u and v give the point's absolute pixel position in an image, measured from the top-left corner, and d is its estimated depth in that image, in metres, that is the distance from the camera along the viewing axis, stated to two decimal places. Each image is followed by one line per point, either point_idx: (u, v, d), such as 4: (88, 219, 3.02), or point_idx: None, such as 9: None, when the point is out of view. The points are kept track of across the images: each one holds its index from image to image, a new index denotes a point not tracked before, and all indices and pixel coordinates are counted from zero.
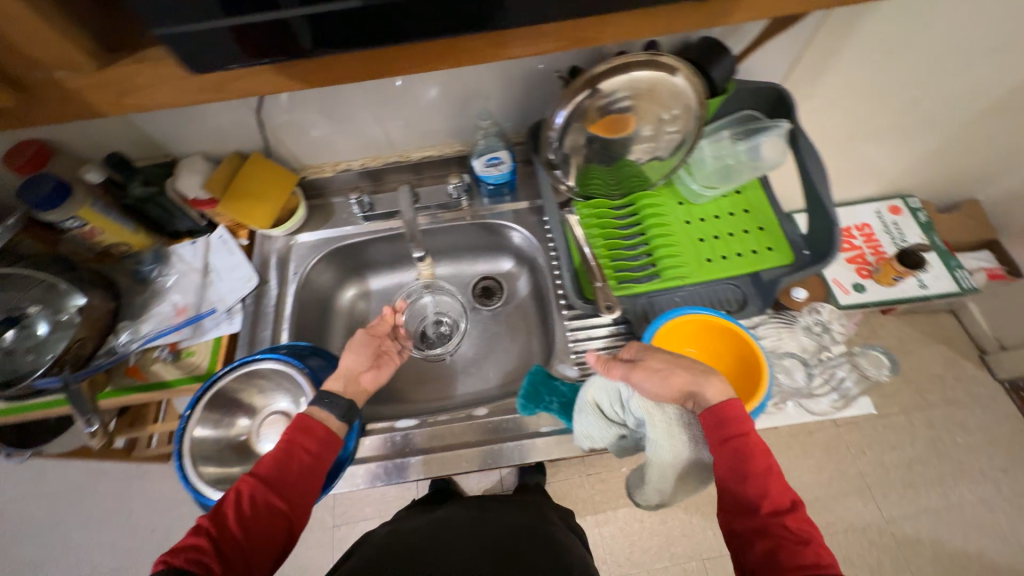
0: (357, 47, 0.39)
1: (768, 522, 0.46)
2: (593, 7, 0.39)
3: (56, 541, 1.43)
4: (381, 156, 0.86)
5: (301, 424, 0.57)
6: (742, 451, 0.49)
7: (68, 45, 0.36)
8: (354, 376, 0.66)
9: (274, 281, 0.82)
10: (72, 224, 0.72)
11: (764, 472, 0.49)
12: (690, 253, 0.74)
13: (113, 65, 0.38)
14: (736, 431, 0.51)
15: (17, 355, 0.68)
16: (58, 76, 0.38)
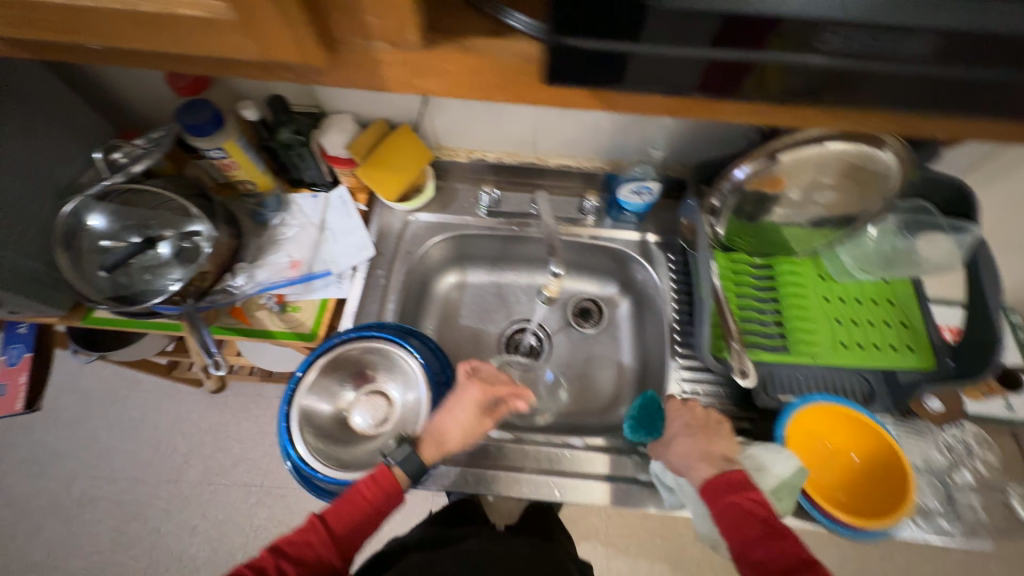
0: (667, 86, 0.39)
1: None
2: (928, 99, 0.38)
3: (77, 437, 1.44)
4: (519, 154, 0.84)
5: (384, 483, 0.52)
6: (740, 513, 0.48)
7: (408, 19, 0.32)
8: (442, 442, 0.56)
9: (388, 254, 0.80)
10: (217, 155, 0.72)
11: (769, 531, 0.46)
12: (824, 333, 0.71)
13: (435, 46, 0.36)
14: (727, 499, 0.49)
15: (136, 272, 0.68)
16: (373, 47, 0.35)
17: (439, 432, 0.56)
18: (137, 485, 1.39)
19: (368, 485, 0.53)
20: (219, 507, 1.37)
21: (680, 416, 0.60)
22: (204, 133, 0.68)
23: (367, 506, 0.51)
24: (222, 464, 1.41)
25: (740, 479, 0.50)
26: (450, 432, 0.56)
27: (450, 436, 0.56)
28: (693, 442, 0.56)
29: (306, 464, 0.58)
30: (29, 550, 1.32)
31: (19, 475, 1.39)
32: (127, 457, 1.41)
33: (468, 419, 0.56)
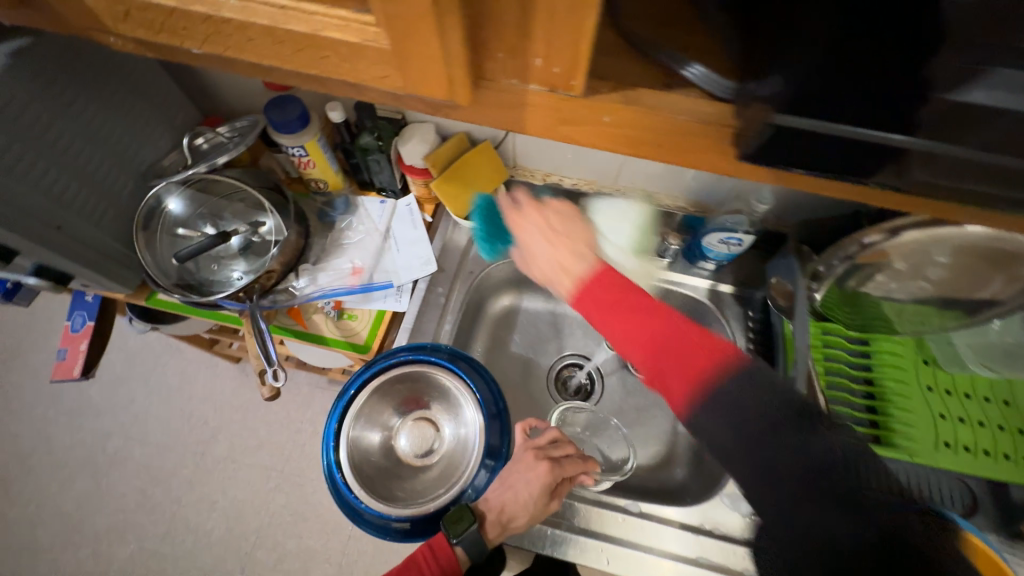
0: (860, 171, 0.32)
1: (659, 363, 0.43)
2: None
3: (117, 394, 1.48)
4: (597, 184, 0.79)
5: (440, 557, 0.50)
6: (626, 314, 0.45)
7: (583, 69, 0.28)
8: (506, 520, 0.53)
9: (450, 271, 0.77)
10: (296, 152, 0.71)
11: (631, 316, 0.45)
12: (925, 429, 0.62)
13: (597, 94, 0.31)
14: (596, 296, 0.47)
15: (205, 261, 0.68)
16: (529, 88, 0.31)
17: (504, 510, 0.53)
18: (166, 450, 1.42)
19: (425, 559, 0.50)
20: (239, 486, 1.38)
21: (536, 221, 0.55)
22: (289, 131, 0.67)
23: None
24: (247, 444, 1.43)
25: (601, 273, 0.48)
26: (515, 512, 0.53)
27: (517, 510, 0.53)
28: (545, 242, 0.53)
29: (351, 493, 0.55)
30: (59, 498, 1.37)
31: (61, 423, 1.44)
32: (160, 421, 1.45)
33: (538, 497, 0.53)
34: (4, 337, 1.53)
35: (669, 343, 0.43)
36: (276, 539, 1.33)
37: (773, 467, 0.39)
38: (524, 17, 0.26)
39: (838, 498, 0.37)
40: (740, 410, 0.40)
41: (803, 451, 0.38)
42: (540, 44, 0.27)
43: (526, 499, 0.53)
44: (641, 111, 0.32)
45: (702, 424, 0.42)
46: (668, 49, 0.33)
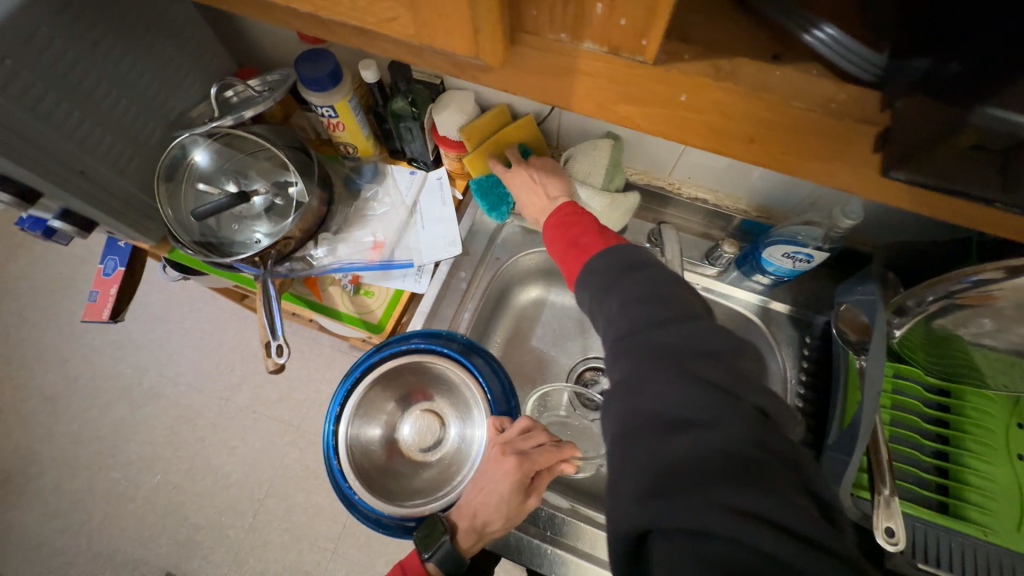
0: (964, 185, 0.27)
1: (570, 255, 0.51)
2: None
3: (155, 333, 1.55)
4: (648, 175, 0.70)
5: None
6: (558, 227, 0.55)
7: (655, 28, 0.23)
8: (481, 529, 0.48)
9: (475, 255, 0.72)
10: (325, 112, 0.66)
11: (558, 225, 0.55)
12: (1006, 505, 0.52)
13: (680, 67, 0.26)
14: (545, 219, 0.58)
15: (226, 220, 0.66)
16: (582, 49, 0.26)
17: (479, 515, 0.48)
18: (194, 393, 1.48)
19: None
20: (258, 435, 1.43)
21: (521, 177, 0.63)
22: (319, 88, 0.62)
23: None
24: (268, 396, 1.47)
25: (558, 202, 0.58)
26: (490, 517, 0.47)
27: (487, 514, 0.47)
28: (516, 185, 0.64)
29: (344, 481, 0.53)
30: (99, 422, 1.47)
31: (106, 352, 1.54)
32: (192, 364, 1.51)
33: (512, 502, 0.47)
34: (61, 265, 1.63)
35: (580, 241, 0.51)
36: (286, 490, 1.38)
37: (657, 460, 0.32)
38: None
39: (734, 499, 0.29)
40: (606, 278, 0.45)
41: (691, 438, 0.32)
42: None
43: (500, 503, 0.47)
44: (728, 90, 0.27)
45: (588, 303, 0.47)
46: (794, 12, 0.27)
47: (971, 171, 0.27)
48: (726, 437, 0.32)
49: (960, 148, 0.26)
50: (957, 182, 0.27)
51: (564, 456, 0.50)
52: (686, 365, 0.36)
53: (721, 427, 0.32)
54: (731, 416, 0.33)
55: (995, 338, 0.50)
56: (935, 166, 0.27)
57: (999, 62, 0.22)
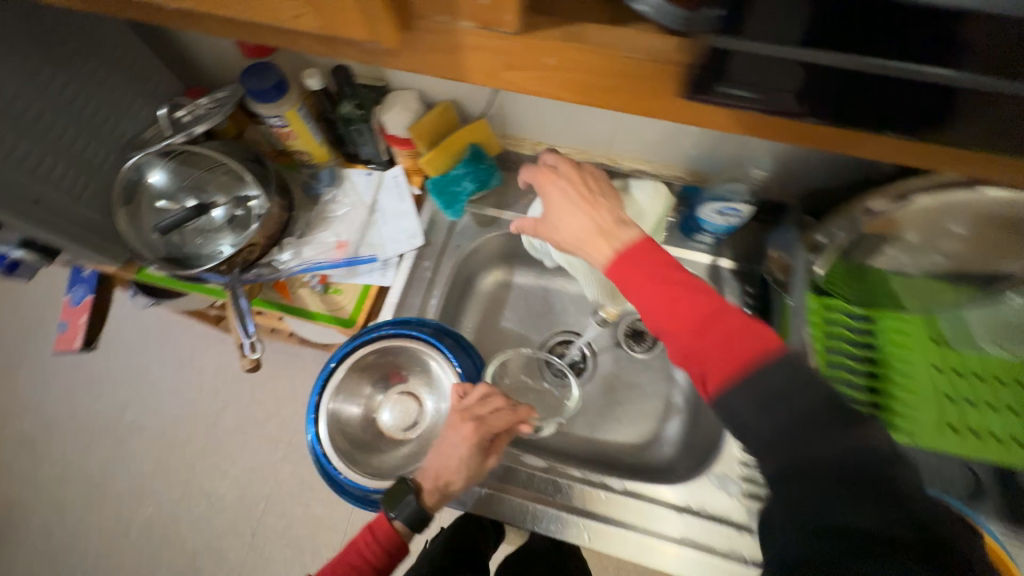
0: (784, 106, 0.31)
1: (706, 337, 0.39)
2: None
3: (133, 367, 1.53)
4: (590, 153, 0.75)
5: (381, 540, 0.50)
6: (666, 287, 0.42)
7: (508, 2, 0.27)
8: (444, 485, 0.51)
9: (436, 246, 0.74)
10: (276, 122, 0.69)
11: (680, 291, 0.42)
12: (928, 411, 0.59)
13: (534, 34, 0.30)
14: (639, 269, 0.44)
15: (189, 235, 0.68)
16: (460, 27, 0.30)
17: (444, 473, 0.52)
18: (180, 421, 1.47)
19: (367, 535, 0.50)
20: (249, 455, 1.43)
21: (559, 184, 0.53)
22: (267, 100, 0.65)
23: (363, 553, 0.50)
24: (256, 416, 1.47)
25: (644, 245, 0.45)
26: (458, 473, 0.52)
27: (448, 470, 0.51)
28: (555, 208, 0.52)
29: (327, 461, 0.56)
30: (84, 463, 1.44)
31: (84, 392, 1.51)
32: (175, 393, 1.50)
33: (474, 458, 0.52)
34: (28, 309, 1.60)
35: (719, 323, 0.40)
36: (284, 506, 1.38)
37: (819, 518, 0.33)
38: None
39: None
40: (777, 392, 0.37)
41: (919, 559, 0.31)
42: None
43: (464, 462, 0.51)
44: (578, 48, 0.30)
45: (733, 404, 0.38)
46: None
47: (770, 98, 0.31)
48: (915, 535, 0.32)
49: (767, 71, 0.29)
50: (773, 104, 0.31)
51: (519, 413, 0.53)
52: (841, 469, 0.34)
53: (884, 502, 0.32)
54: (886, 500, 0.32)
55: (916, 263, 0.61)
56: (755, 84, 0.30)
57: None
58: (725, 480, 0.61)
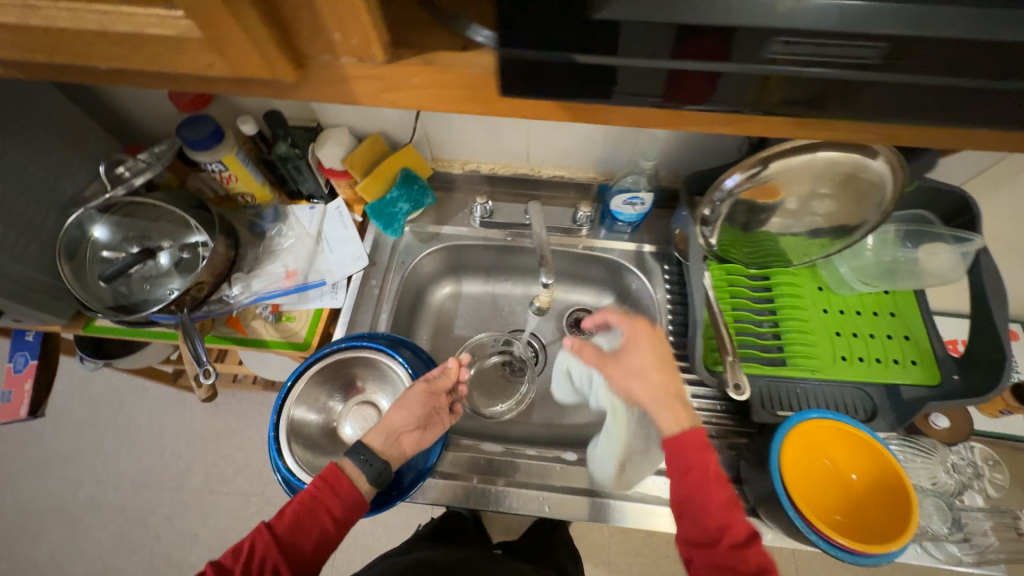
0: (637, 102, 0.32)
1: (733, 559, 0.48)
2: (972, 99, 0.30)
3: (85, 443, 1.45)
4: (512, 166, 0.84)
5: (331, 479, 0.54)
6: (705, 485, 0.52)
7: (373, 32, 0.28)
8: (395, 434, 0.60)
9: (381, 265, 0.80)
10: (216, 168, 0.73)
11: (724, 500, 0.51)
12: (824, 348, 0.69)
13: (403, 60, 0.31)
14: (699, 465, 0.52)
15: (136, 282, 0.70)
16: (341, 62, 0.30)
17: (393, 426, 0.60)
18: (142, 491, 1.40)
19: (314, 480, 0.54)
20: (222, 514, 1.37)
21: (638, 357, 0.61)
22: (204, 148, 0.70)
23: (308, 497, 0.52)
24: (224, 472, 1.42)
25: (702, 442, 0.54)
26: (406, 423, 0.60)
27: (401, 424, 0.60)
28: (619, 368, 0.62)
29: (291, 475, 0.57)
30: (34, 554, 1.33)
31: (30, 477, 1.41)
32: (134, 462, 1.43)
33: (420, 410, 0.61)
34: None
35: (746, 556, 0.48)
36: None
37: None
38: None
39: None
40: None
41: None
42: (328, 17, 0.27)
43: (409, 416, 0.60)
44: (436, 70, 0.31)
45: None
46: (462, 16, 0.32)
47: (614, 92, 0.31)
48: None
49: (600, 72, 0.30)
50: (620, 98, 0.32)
51: (455, 361, 0.66)
52: None
53: None
54: None
55: (800, 225, 0.66)
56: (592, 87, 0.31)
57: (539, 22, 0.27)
58: None
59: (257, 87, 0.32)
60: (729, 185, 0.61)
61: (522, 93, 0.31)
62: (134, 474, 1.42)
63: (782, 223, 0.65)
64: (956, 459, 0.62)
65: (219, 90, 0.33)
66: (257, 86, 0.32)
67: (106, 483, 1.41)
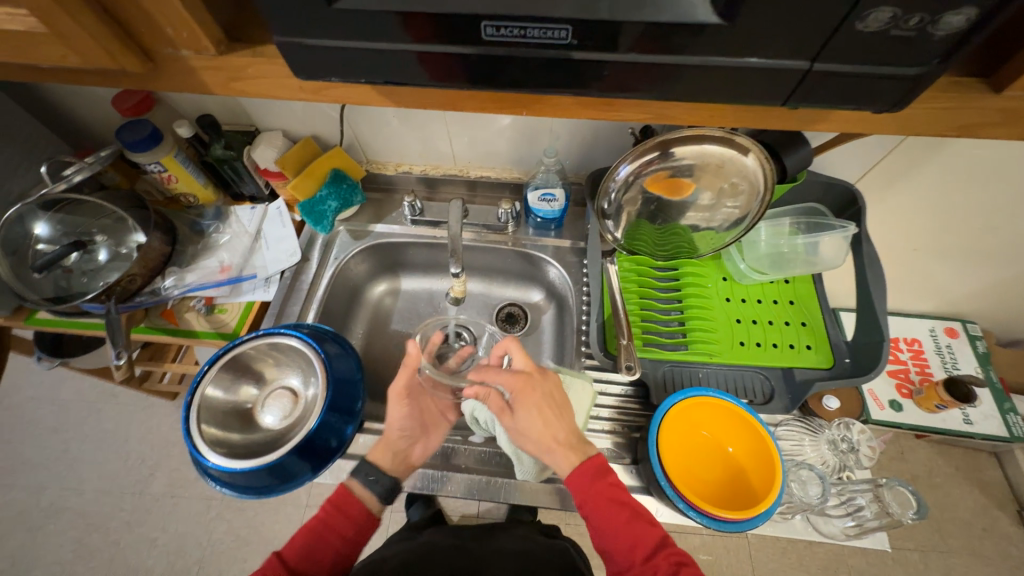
0: (436, 84, 0.35)
1: (650, 571, 0.51)
2: (729, 92, 0.33)
3: (38, 451, 1.42)
4: (442, 167, 0.89)
5: (339, 502, 0.60)
6: (609, 507, 0.55)
7: (196, 26, 0.33)
8: (404, 453, 0.66)
9: (315, 261, 0.85)
10: (155, 169, 0.77)
11: (625, 518, 0.54)
12: (724, 333, 0.72)
13: (234, 52, 0.35)
14: (592, 493, 0.55)
15: (75, 276, 0.74)
16: (182, 54, 0.35)
17: (394, 445, 0.65)
18: (94, 499, 1.36)
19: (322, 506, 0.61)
20: (178, 519, 1.33)
21: (532, 403, 0.61)
22: (142, 149, 0.74)
23: (320, 523, 0.58)
24: (187, 476, 1.38)
25: (595, 467, 0.57)
26: (401, 437, 0.66)
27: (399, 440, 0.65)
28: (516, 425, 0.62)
29: (197, 451, 0.60)
30: None
31: None
32: (96, 465, 1.40)
33: (414, 420, 0.67)
34: None
35: (658, 562, 0.51)
36: (219, 565, 1.28)
37: None
38: None
39: None
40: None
41: None
42: (157, 14, 0.32)
43: (404, 428, 0.66)
44: (255, 59, 0.35)
45: None
46: None
47: (403, 73, 0.34)
48: None
49: (385, 55, 0.32)
50: (407, 77, 0.34)
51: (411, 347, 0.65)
52: None
53: None
54: None
55: (713, 219, 0.67)
56: (383, 67, 0.33)
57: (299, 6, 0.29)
58: None
59: (122, 79, 0.38)
60: (622, 176, 0.63)
61: (316, 75, 0.34)
62: (86, 482, 1.38)
63: (693, 217, 0.67)
64: (845, 438, 0.66)
65: (86, 81, 0.38)
66: (120, 77, 0.37)
67: (56, 492, 1.37)
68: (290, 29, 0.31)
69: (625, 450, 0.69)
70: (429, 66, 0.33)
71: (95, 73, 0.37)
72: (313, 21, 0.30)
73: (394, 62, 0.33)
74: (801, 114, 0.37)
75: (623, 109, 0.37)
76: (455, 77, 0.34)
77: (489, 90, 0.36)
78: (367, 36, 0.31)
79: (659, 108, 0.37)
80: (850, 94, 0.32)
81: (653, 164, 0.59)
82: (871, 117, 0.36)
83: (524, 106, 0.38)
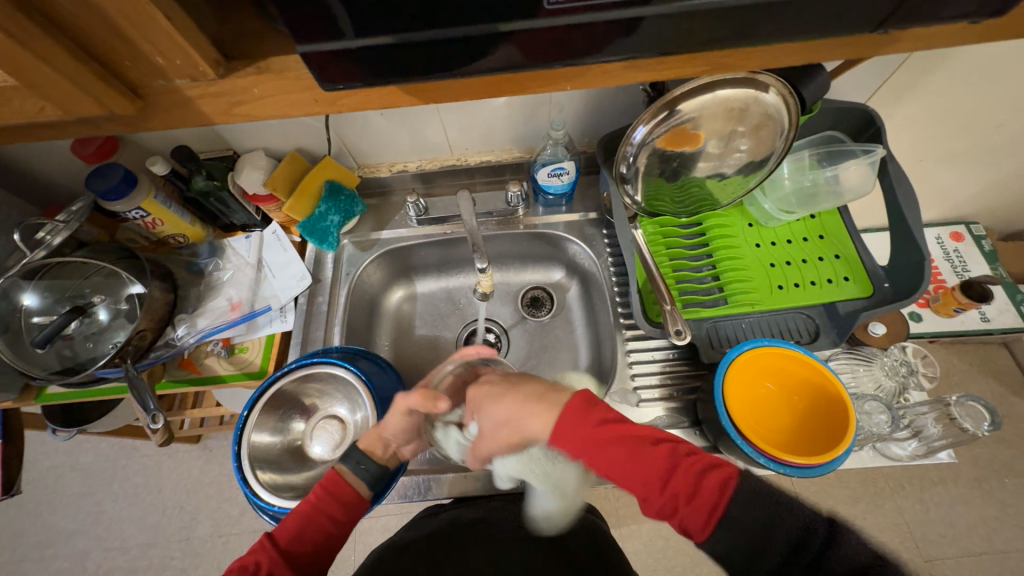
0: (458, 71, 0.32)
1: (672, 496, 0.41)
2: (771, 27, 0.31)
3: (70, 520, 1.38)
4: (438, 159, 0.84)
5: (331, 487, 0.55)
6: (607, 437, 0.43)
7: (191, 50, 0.30)
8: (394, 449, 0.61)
9: (326, 280, 0.81)
10: (137, 215, 0.71)
11: (629, 447, 0.43)
12: (760, 280, 0.71)
13: (235, 74, 0.32)
14: (582, 436, 0.44)
15: (79, 342, 0.68)
16: (177, 85, 0.33)
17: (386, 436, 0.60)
18: (140, 555, 1.34)
19: (313, 491, 0.56)
20: (230, 557, 1.32)
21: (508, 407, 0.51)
22: (118, 196, 0.67)
23: (308, 506, 0.53)
24: (230, 514, 1.36)
25: (578, 405, 0.46)
26: (397, 435, 0.60)
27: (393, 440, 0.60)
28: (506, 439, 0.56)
29: (257, 495, 0.58)
30: None
31: (31, 560, 1.35)
32: (134, 521, 1.37)
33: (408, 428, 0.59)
34: None
35: (679, 479, 0.41)
36: None
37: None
38: (101, 20, 0.28)
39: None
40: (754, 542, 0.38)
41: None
42: (145, 45, 0.29)
43: (397, 433, 0.59)
44: (254, 77, 0.33)
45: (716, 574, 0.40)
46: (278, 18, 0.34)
47: (421, 64, 0.31)
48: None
49: (404, 49, 0.30)
50: (428, 70, 0.32)
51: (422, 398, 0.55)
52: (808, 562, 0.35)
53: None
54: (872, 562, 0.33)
55: (729, 167, 0.64)
56: (402, 64, 0.31)
57: (311, 10, 0.27)
58: (626, 393, 0.70)
59: (110, 124, 0.34)
60: (638, 139, 0.59)
61: (330, 83, 0.32)
62: (127, 540, 1.36)
63: (708, 167, 0.63)
64: (901, 361, 0.67)
65: (71, 134, 0.35)
66: (105, 124, 0.34)
67: (100, 556, 1.34)
68: (313, 34, 0.28)
69: (684, 414, 0.69)
70: (458, 53, 0.31)
71: (77, 122, 0.34)
72: (321, 25, 0.28)
73: (415, 55, 0.31)
74: (843, 44, 0.35)
75: (652, 69, 0.35)
76: (481, 60, 0.32)
77: (512, 68, 0.33)
78: (387, 30, 0.29)
79: (691, 62, 0.35)
80: (917, 11, 0.30)
81: (666, 123, 0.55)
82: (911, 38, 0.35)
83: (548, 82, 0.35)
